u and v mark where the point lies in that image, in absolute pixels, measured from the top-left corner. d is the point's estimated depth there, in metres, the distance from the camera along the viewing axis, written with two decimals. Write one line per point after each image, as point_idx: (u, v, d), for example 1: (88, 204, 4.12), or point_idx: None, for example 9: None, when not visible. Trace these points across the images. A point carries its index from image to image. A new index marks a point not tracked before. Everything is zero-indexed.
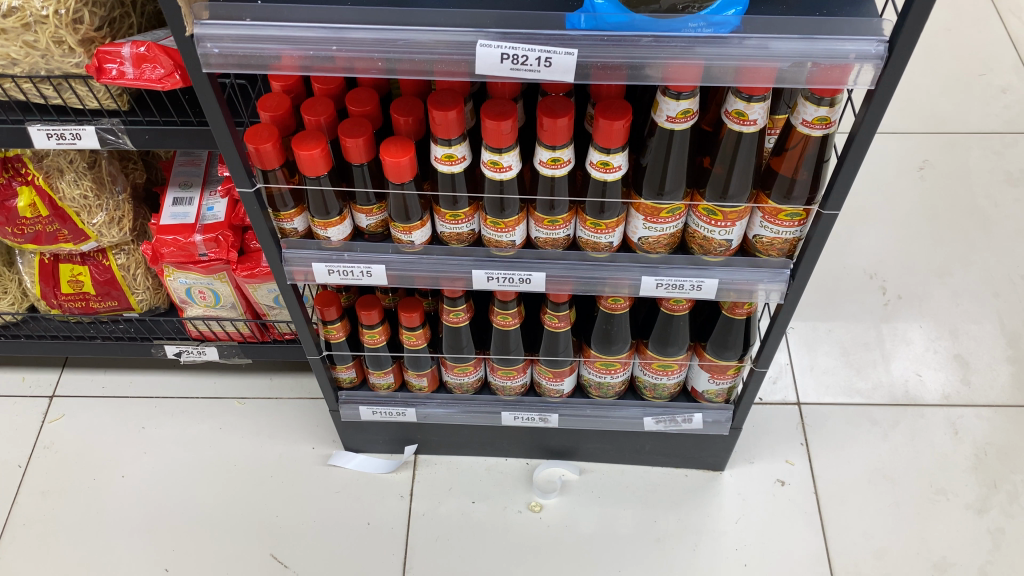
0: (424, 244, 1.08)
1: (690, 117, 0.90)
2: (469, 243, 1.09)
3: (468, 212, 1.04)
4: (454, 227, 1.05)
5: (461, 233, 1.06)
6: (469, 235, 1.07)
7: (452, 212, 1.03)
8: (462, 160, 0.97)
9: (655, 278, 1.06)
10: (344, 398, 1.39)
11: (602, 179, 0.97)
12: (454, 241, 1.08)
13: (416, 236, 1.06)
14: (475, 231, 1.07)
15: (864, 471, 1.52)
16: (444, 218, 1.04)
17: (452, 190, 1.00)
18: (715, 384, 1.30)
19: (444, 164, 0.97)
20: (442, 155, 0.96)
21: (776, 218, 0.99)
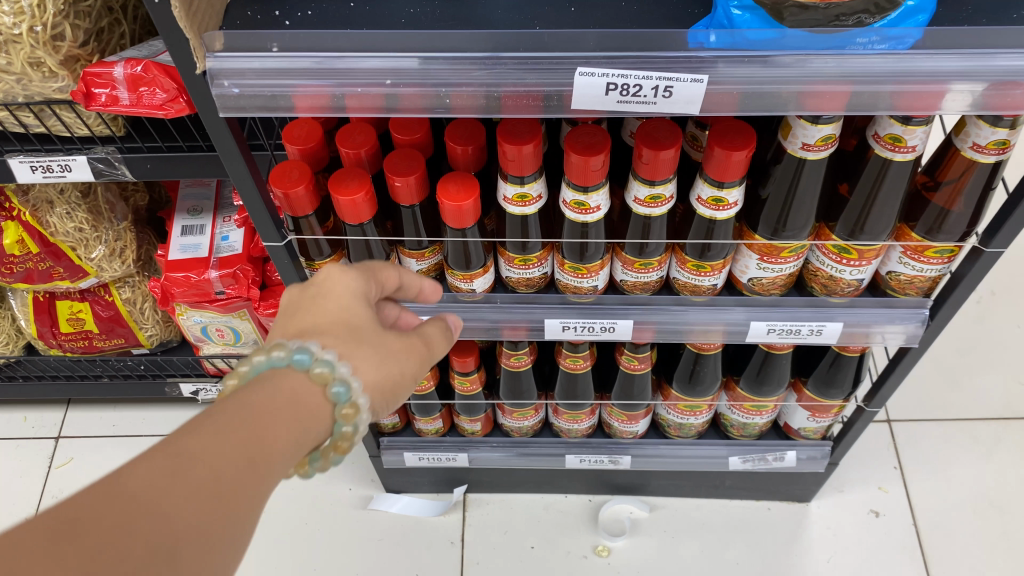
0: (486, 290, 0.91)
1: (832, 144, 0.72)
2: (540, 287, 0.92)
3: (541, 255, 0.86)
4: (523, 272, 0.88)
5: (532, 278, 0.89)
6: (541, 279, 0.90)
7: (522, 258, 0.85)
8: (537, 200, 0.79)
9: (766, 323, 0.89)
10: (386, 444, 1.22)
11: (711, 217, 0.79)
12: (522, 287, 0.91)
13: (477, 283, 0.89)
14: (549, 274, 0.90)
15: (969, 497, 1.36)
16: (510, 264, 0.87)
17: (523, 234, 0.82)
18: (814, 422, 1.14)
19: (515, 206, 0.79)
20: (513, 195, 0.78)
21: (921, 256, 0.81)
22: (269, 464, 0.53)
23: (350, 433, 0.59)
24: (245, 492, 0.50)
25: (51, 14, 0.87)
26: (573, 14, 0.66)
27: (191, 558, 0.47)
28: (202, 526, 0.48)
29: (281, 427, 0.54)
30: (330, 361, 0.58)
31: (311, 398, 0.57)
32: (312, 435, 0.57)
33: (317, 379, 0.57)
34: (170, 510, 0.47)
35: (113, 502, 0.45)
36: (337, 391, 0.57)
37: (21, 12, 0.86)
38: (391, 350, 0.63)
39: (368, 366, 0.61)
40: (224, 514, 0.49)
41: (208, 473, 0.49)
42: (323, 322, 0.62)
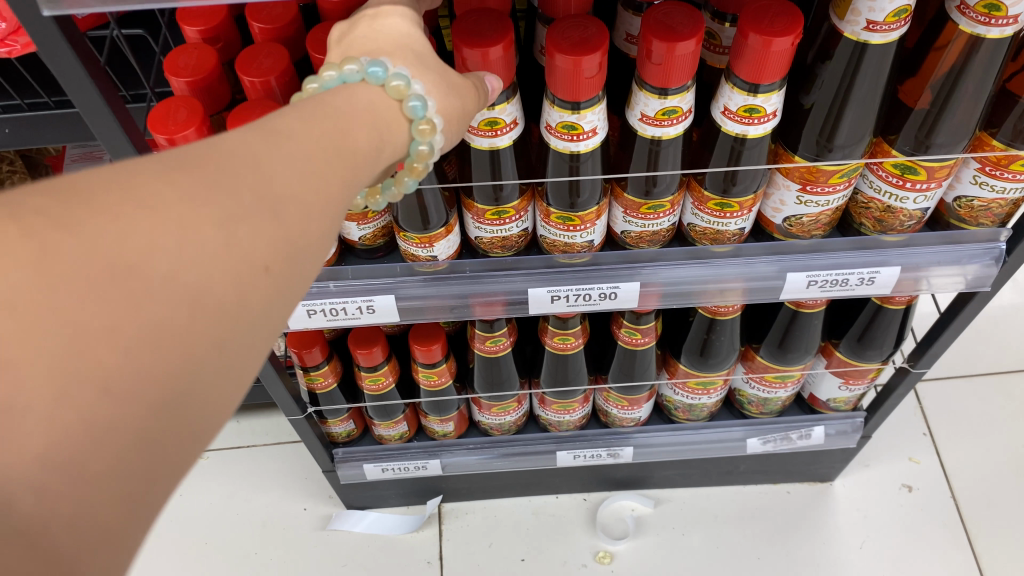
0: (450, 257, 0.72)
1: (905, 20, 0.53)
2: (518, 249, 0.72)
3: (519, 206, 0.66)
4: (496, 232, 0.68)
5: (510, 238, 0.69)
6: (519, 238, 0.70)
7: (494, 211, 0.66)
8: (511, 127, 0.60)
9: (806, 274, 0.71)
10: (341, 455, 1.02)
11: (740, 134, 0.60)
12: (495, 250, 0.71)
13: (439, 249, 0.69)
14: (529, 231, 0.70)
15: (1011, 460, 1.20)
16: (480, 221, 0.67)
17: (494, 176, 0.63)
18: (847, 391, 0.97)
19: (483, 137, 0.60)
20: (478, 123, 0.59)
21: (999, 171, 0.64)
22: (366, 156, 0.45)
23: (426, 153, 0.50)
24: (347, 173, 0.43)
25: None
26: None
27: (295, 220, 0.39)
28: (305, 193, 0.40)
29: (371, 134, 0.46)
30: (406, 75, 0.48)
31: (390, 111, 0.48)
32: (395, 145, 0.48)
33: (394, 93, 0.47)
34: (273, 166, 0.39)
35: (216, 149, 0.38)
36: (413, 104, 0.47)
37: None
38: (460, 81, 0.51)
39: (450, 88, 0.50)
40: (328, 188, 0.42)
41: (306, 146, 0.41)
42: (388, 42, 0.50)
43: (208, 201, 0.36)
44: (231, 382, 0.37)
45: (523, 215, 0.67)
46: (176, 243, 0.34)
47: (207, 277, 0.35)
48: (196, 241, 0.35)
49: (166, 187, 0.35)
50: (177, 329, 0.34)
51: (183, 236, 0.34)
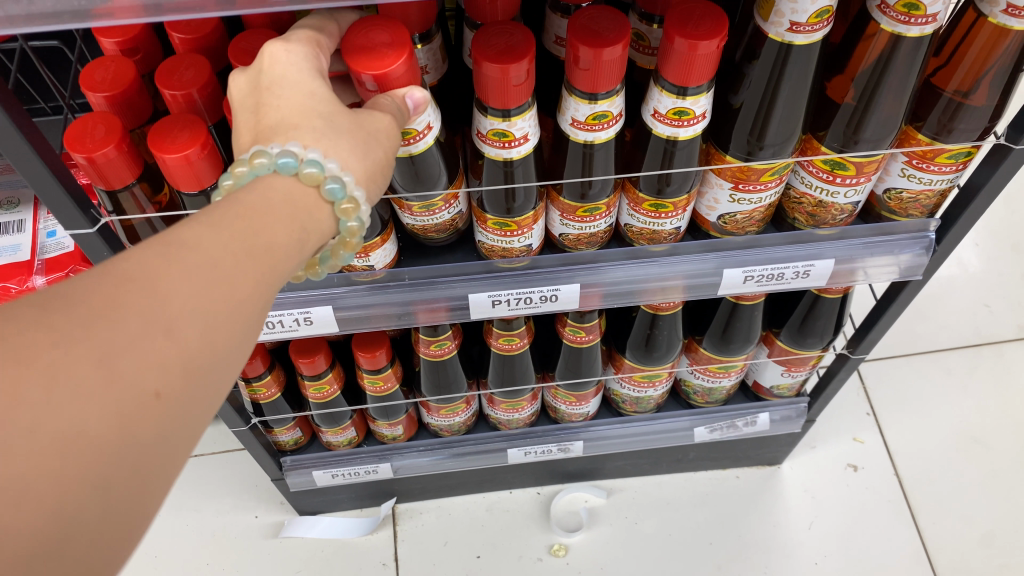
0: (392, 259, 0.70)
1: (827, 21, 0.54)
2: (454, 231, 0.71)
3: (447, 197, 0.64)
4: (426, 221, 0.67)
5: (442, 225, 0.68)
6: (449, 223, 0.69)
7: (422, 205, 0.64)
8: (426, 133, 0.57)
9: (743, 269, 0.72)
10: (289, 464, 1.01)
11: (672, 136, 0.60)
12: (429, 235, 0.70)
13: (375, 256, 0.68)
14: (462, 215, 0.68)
15: (949, 436, 1.23)
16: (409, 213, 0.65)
17: (418, 177, 0.61)
18: (790, 378, 0.98)
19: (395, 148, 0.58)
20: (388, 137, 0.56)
21: (928, 164, 0.65)
22: (283, 248, 0.44)
23: (356, 229, 0.49)
24: (253, 276, 0.42)
25: None
26: None
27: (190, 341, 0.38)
28: (200, 309, 0.39)
29: (283, 227, 0.45)
30: (320, 159, 0.46)
31: (307, 203, 0.47)
32: (319, 224, 0.48)
33: (309, 180, 0.46)
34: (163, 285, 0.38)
35: (104, 277, 0.37)
36: (330, 188, 0.46)
37: None
38: (378, 123, 0.48)
39: (370, 133, 0.48)
40: (232, 300, 0.41)
41: (207, 259, 0.40)
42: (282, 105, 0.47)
43: (89, 339, 0.35)
44: (136, 503, 0.38)
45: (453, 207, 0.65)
46: (51, 390, 0.34)
47: (89, 415, 0.35)
48: (69, 387, 0.34)
49: (43, 327, 0.35)
50: (50, 476, 0.34)
51: (57, 377, 0.34)
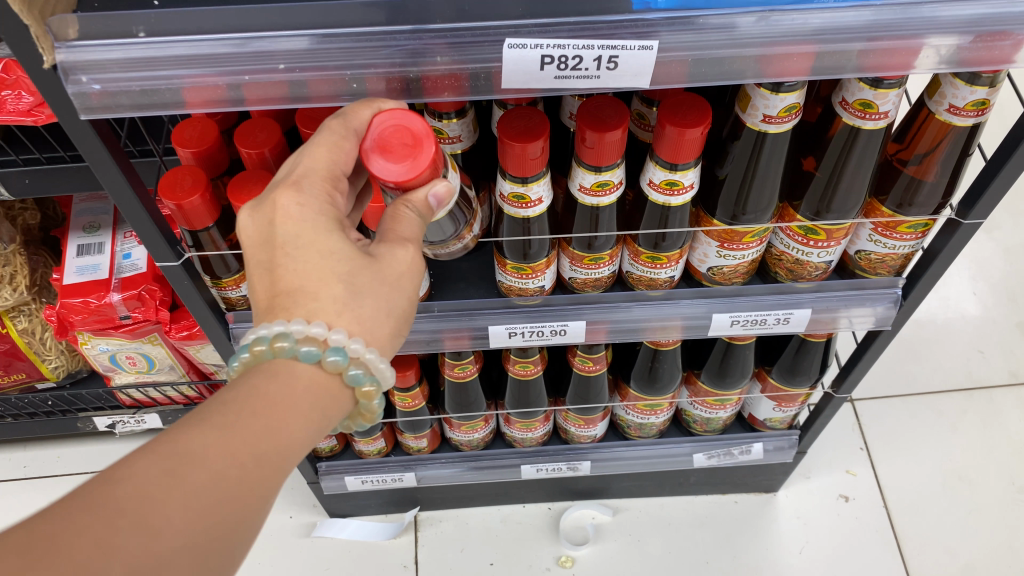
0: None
1: (795, 115, 0.64)
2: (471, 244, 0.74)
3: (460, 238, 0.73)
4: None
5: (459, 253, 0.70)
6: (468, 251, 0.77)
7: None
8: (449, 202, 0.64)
9: (730, 315, 0.82)
10: (324, 469, 1.12)
11: (665, 203, 0.71)
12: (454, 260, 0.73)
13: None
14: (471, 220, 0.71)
15: (937, 474, 1.31)
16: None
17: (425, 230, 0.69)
18: (781, 412, 1.08)
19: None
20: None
21: (892, 232, 0.74)
22: (303, 440, 0.51)
23: (372, 401, 0.57)
24: (275, 470, 0.49)
25: None
26: None
27: (224, 535, 0.46)
28: (229, 511, 0.46)
29: (285, 432, 0.50)
30: (342, 343, 0.53)
31: (326, 385, 0.54)
32: (334, 396, 0.55)
33: (332, 368, 0.53)
34: (194, 492, 0.45)
35: (107, 506, 0.43)
36: (352, 376, 0.53)
37: None
38: (398, 276, 0.55)
39: (392, 293, 0.55)
40: (224, 522, 0.46)
41: (205, 484, 0.46)
42: (305, 268, 0.53)
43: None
44: None
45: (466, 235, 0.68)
46: None
47: None
48: None
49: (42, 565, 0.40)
50: None
51: None
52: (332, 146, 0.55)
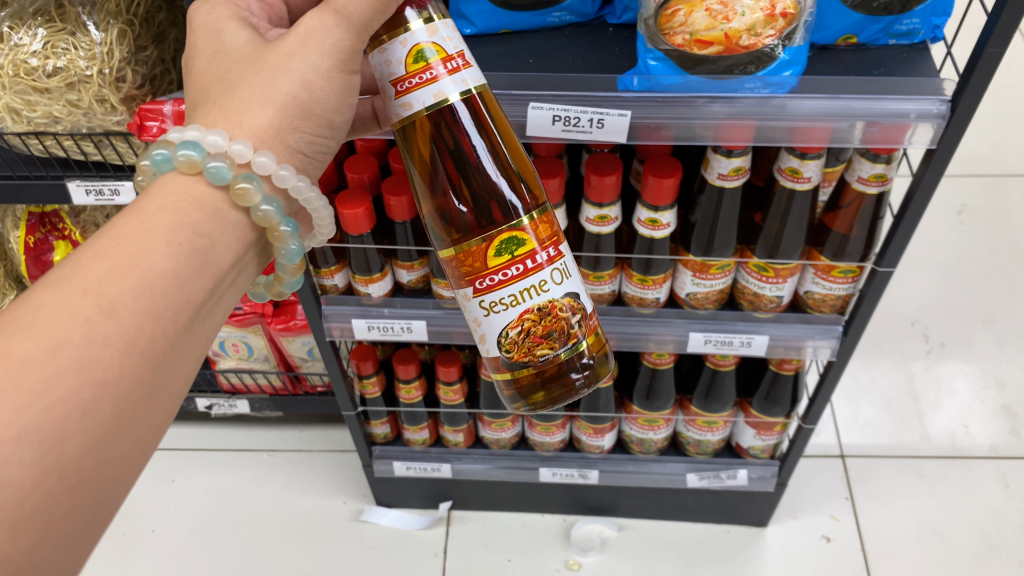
0: (497, 357, 0.71)
1: (742, 175, 0.88)
2: (566, 353, 0.70)
3: (541, 240, 0.66)
4: (517, 301, 0.66)
5: (543, 311, 0.67)
6: (562, 318, 0.68)
7: (495, 250, 0.65)
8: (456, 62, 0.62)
9: (704, 334, 1.04)
10: (379, 452, 1.37)
11: (650, 236, 0.95)
12: (539, 348, 0.69)
13: (467, 311, 0.69)
14: (579, 302, 0.69)
15: (913, 527, 1.46)
16: (489, 282, 0.66)
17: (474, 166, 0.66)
18: (761, 440, 1.28)
19: (427, 91, 0.61)
20: (409, 64, 0.61)
21: (829, 275, 0.97)
22: (164, 272, 0.54)
23: (262, 210, 0.63)
24: (144, 310, 0.52)
25: (117, 60, 1.03)
26: (530, 62, 0.82)
27: (86, 389, 0.48)
28: (101, 359, 0.49)
29: (150, 276, 0.53)
30: (193, 144, 0.60)
31: (199, 204, 0.60)
32: (213, 217, 0.60)
33: (188, 164, 0.60)
34: (32, 357, 0.47)
35: None
36: (210, 169, 0.60)
37: (94, 57, 1.03)
38: (286, 60, 0.65)
39: (270, 75, 0.64)
40: (97, 368, 0.49)
41: (66, 340, 0.48)
42: (207, 61, 0.68)
43: None
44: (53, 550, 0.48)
45: (549, 259, 0.66)
46: None
47: None
48: None
49: None
50: None
51: None
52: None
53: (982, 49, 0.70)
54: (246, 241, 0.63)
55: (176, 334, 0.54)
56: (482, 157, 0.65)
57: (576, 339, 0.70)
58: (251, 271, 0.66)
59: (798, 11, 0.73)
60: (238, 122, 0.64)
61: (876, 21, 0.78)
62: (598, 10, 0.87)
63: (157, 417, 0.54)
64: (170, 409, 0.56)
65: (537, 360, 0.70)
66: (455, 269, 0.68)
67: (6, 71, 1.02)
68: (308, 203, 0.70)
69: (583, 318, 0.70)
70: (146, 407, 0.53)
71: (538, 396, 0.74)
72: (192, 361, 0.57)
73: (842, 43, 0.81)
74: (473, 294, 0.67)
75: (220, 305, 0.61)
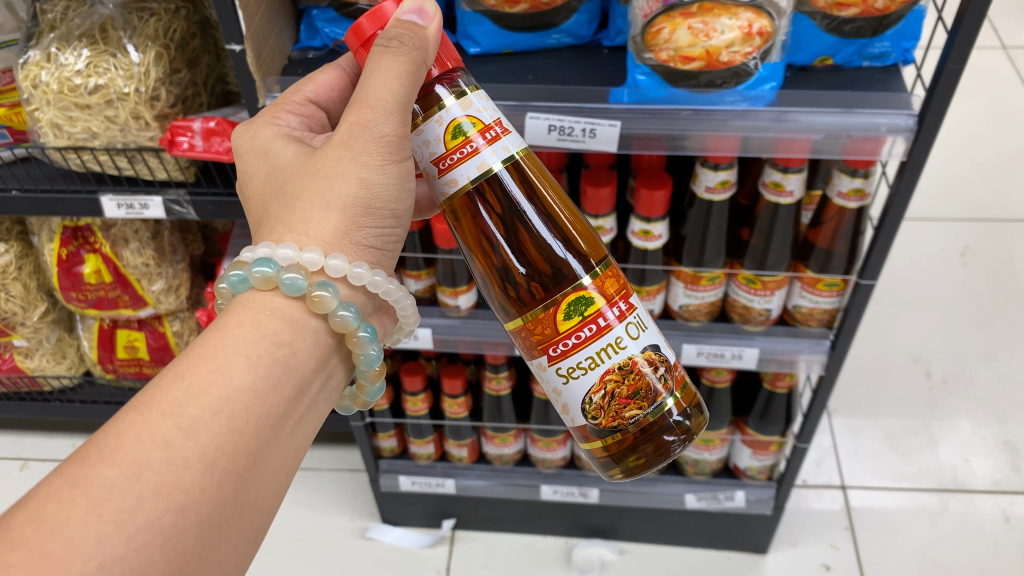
0: (584, 427, 0.67)
1: (728, 188, 0.94)
2: (654, 413, 0.65)
3: (607, 293, 0.62)
4: (596, 363, 0.62)
5: (624, 370, 0.63)
6: (645, 371, 0.64)
7: (565, 313, 0.62)
8: (495, 129, 0.61)
9: (696, 347, 1.07)
10: (385, 466, 1.43)
11: (643, 247, 1.00)
12: (625, 408, 0.65)
13: (545, 381, 0.65)
14: (661, 355, 0.65)
15: (913, 559, 1.46)
16: (562, 348, 0.62)
17: (529, 228, 0.64)
18: (758, 461, 1.31)
19: (470, 164, 0.60)
20: (447, 139, 0.61)
21: (815, 288, 1.02)
22: (243, 387, 0.52)
23: (342, 316, 0.60)
24: (228, 431, 0.50)
25: (152, 80, 1.11)
26: (531, 78, 0.89)
27: (166, 515, 0.45)
28: (188, 485, 0.47)
29: (231, 393, 0.51)
30: (268, 258, 0.58)
31: (277, 316, 0.58)
32: (292, 326, 0.58)
33: (263, 280, 0.58)
34: (113, 484, 0.44)
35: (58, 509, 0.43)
36: (285, 281, 0.58)
37: (132, 77, 1.11)
38: (336, 165, 0.63)
39: (325, 182, 0.63)
40: (183, 493, 0.46)
41: (156, 466, 0.46)
42: (263, 182, 0.68)
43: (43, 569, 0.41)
44: None
45: (621, 315, 0.62)
46: None
47: None
48: None
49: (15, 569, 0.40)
50: None
51: None
52: (311, 80, 0.78)
53: (943, 65, 0.76)
54: (325, 348, 0.61)
55: (259, 448, 0.52)
56: (537, 220, 0.64)
57: (664, 397, 0.66)
58: (339, 377, 0.64)
59: (773, 31, 0.78)
60: (302, 232, 0.62)
61: (850, 43, 0.85)
62: (594, 34, 0.95)
63: (243, 541, 0.51)
64: (257, 531, 0.53)
65: (625, 424, 0.66)
66: (525, 340, 0.64)
67: (52, 87, 1.11)
68: (389, 296, 0.67)
69: (668, 372, 0.66)
70: (230, 531, 0.50)
71: (631, 463, 0.68)
72: (280, 478, 0.55)
73: (820, 65, 0.88)
74: (548, 363, 0.63)
75: (308, 416, 0.59)
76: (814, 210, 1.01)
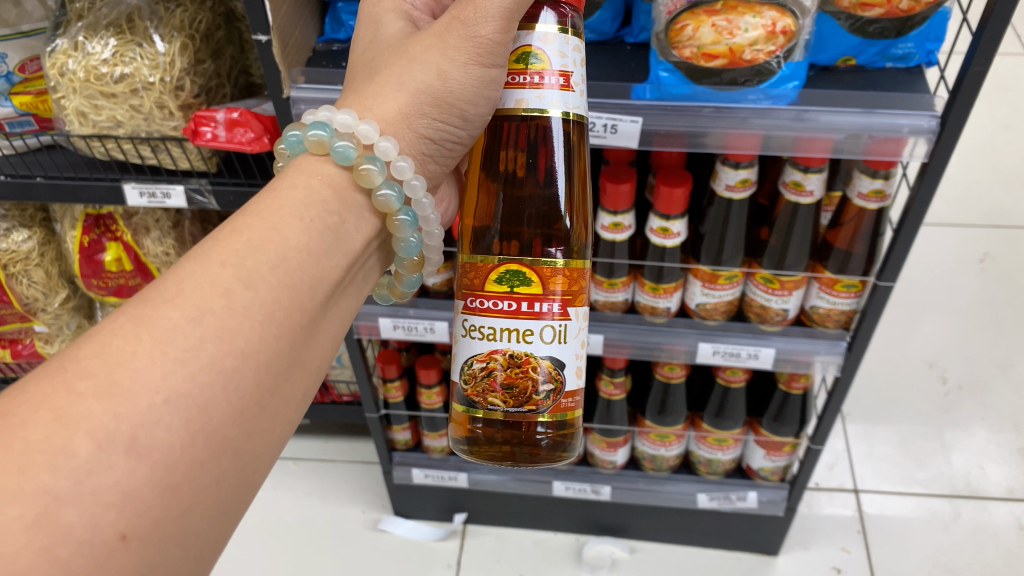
0: (458, 387, 0.68)
1: (748, 187, 0.94)
2: (518, 416, 0.65)
3: (552, 291, 0.62)
4: (494, 337, 0.63)
5: (513, 360, 0.63)
6: (529, 377, 0.64)
7: (496, 277, 0.62)
8: (556, 79, 0.61)
9: (712, 345, 1.08)
10: (398, 458, 1.44)
11: (662, 244, 1.00)
12: (495, 398, 0.65)
13: (455, 325, 0.67)
14: (560, 373, 0.64)
15: (924, 564, 1.45)
16: (479, 305, 0.63)
17: (545, 189, 0.65)
18: (771, 462, 1.30)
19: (512, 94, 0.62)
20: (512, 60, 0.62)
21: (833, 289, 1.01)
22: (299, 247, 0.53)
23: (385, 196, 0.62)
24: (283, 286, 0.51)
25: (178, 70, 1.13)
26: None
27: (228, 359, 0.46)
28: (245, 331, 0.48)
29: (289, 247, 0.52)
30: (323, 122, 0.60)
31: (326, 183, 0.59)
32: (341, 196, 0.59)
33: (316, 144, 0.60)
34: (176, 325, 0.45)
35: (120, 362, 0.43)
36: (336, 147, 0.59)
37: (157, 66, 1.12)
38: (425, 51, 0.65)
39: None
40: (242, 337, 0.47)
41: (215, 308, 0.47)
42: (363, 50, 0.71)
43: None
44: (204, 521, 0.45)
45: (548, 313, 0.62)
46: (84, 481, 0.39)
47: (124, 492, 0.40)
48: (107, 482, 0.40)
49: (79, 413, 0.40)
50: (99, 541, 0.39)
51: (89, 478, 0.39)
52: None
53: (968, 66, 0.76)
54: (369, 229, 0.62)
55: (312, 306, 0.53)
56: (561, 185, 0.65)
57: (538, 411, 0.65)
58: (375, 259, 0.65)
59: (797, 30, 0.78)
60: (370, 105, 0.64)
61: (873, 44, 0.85)
62: (617, 31, 0.96)
63: (292, 396, 0.52)
64: (304, 389, 0.54)
65: (486, 409, 0.66)
66: (459, 277, 0.66)
67: (79, 75, 1.12)
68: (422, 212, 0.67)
69: (555, 394, 0.65)
70: (284, 381, 0.51)
71: (480, 451, 0.69)
72: (324, 340, 0.56)
73: (842, 65, 0.88)
74: (463, 310, 0.65)
75: (347, 291, 0.60)
76: (834, 211, 1.01)
